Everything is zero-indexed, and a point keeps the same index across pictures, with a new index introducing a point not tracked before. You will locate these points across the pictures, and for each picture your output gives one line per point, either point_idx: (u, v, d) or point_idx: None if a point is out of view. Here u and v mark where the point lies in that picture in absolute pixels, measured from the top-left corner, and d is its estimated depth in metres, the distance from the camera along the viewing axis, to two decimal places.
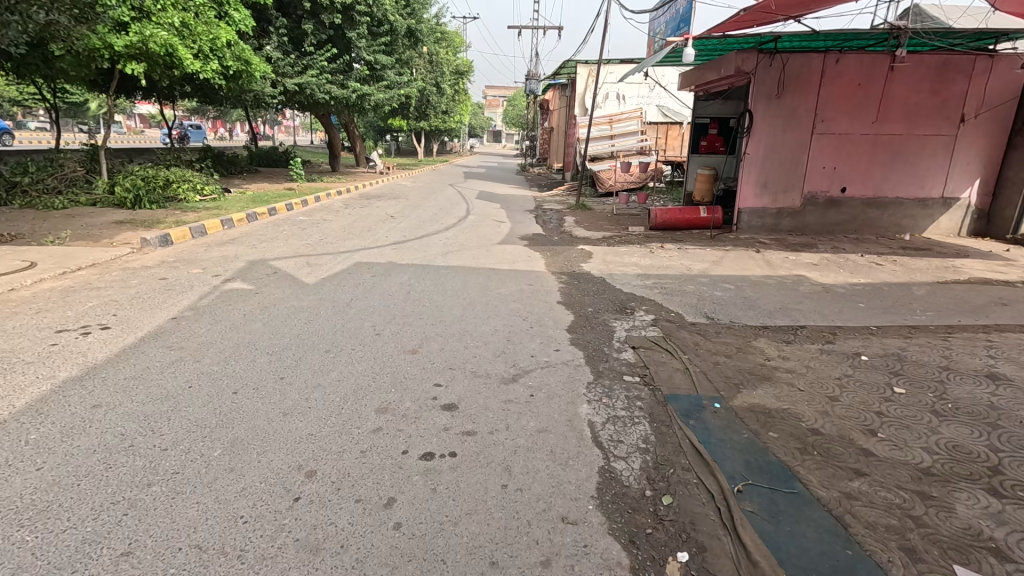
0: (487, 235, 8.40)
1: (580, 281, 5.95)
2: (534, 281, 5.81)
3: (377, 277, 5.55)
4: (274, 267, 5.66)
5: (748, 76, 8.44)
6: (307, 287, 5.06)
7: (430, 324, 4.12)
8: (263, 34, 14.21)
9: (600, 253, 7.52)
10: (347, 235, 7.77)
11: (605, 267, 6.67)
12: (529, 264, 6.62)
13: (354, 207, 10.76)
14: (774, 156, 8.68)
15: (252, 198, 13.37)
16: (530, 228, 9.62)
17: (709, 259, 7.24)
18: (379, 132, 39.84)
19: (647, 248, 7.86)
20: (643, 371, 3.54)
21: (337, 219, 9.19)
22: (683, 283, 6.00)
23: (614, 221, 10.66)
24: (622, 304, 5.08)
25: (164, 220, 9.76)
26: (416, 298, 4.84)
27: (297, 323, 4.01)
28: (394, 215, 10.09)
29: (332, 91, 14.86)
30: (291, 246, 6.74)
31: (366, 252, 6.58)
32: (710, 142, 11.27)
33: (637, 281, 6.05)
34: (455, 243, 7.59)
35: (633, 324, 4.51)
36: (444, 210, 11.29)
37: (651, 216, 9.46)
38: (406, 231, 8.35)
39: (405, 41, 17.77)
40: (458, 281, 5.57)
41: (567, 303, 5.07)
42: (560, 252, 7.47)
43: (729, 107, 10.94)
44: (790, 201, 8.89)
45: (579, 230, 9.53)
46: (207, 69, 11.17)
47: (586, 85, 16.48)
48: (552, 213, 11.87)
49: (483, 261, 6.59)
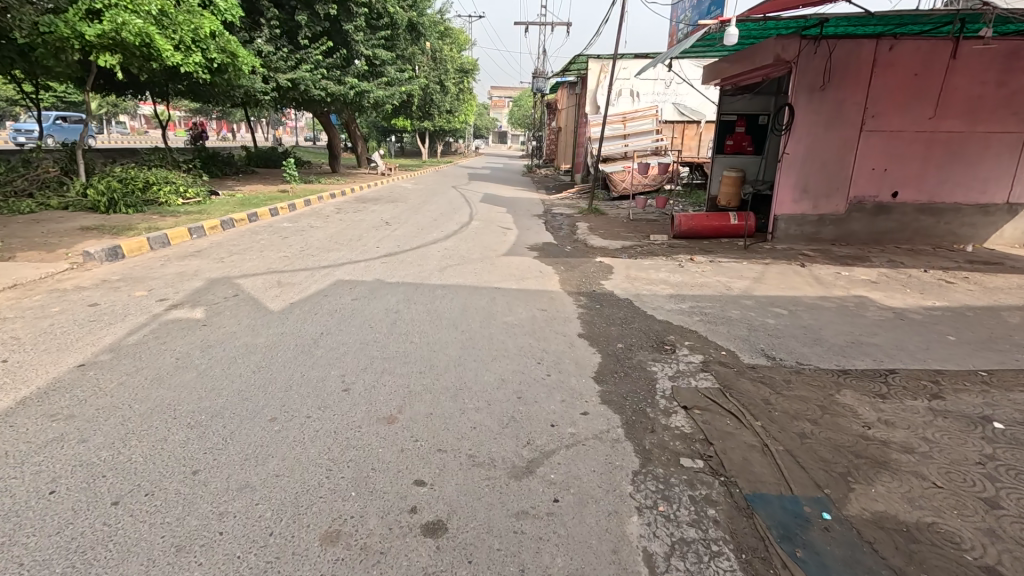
0: (492, 245, 7.46)
1: (603, 304, 4.99)
2: (548, 303, 4.86)
3: (359, 300, 4.61)
4: (238, 287, 4.74)
5: (788, 66, 7.45)
6: (269, 314, 4.13)
7: (416, 372, 3.16)
8: (255, 27, 13.35)
9: (621, 267, 6.55)
10: (333, 245, 6.86)
11: (630, 284, 5.71)
12: (540, 281, 5.67)
13: (347, 212, 9.86)
14: (817, 156, 7.68)
15: (241, 201, 12.52)
16: (539, 236, 8.66)
17: (748, 275, 6.26)
18: (382, 132, 39.00)
19: (675, 261, 6.88)
20: (706, 451, 2.57)
21: (326, 226, 8.29)
22: (726, 308, 5.03)
23: (632, 227, 9.70)
24: (659, 338, 4.11)
25: (137, 227, 8.87)
26: (403, 330, 3.88)
27: (241, 372, 3.06)
28: (390, 221, 9.18)
29: (329, 87, 14.02)
30: (264, 260, 5.83)
31: (351, 268, 5.66)
32: (736, 141, 10.26)
33: (670, 304, 5.08)
34: (455, 255, 6.66)
35: (678, 370, 3.53)
36: (445, 215, 10.35)
37: (674, 223, 8.50)
38: (401, 240, 7.44)
39: (406, 35, 16.88)
40: (456, 304, 4.63)
41: (589, 336, 4.11)
42: (576, 266, 6.50)
43: (760, 103, 9.92)
44: (833, 206, 7.88)
45: (594, 238, 8.56)
46: (189, 62, 10.28)
47: (598, 81, 15.50)
48: (563, 219, 10.90)
49: (486, 277, 5.65)
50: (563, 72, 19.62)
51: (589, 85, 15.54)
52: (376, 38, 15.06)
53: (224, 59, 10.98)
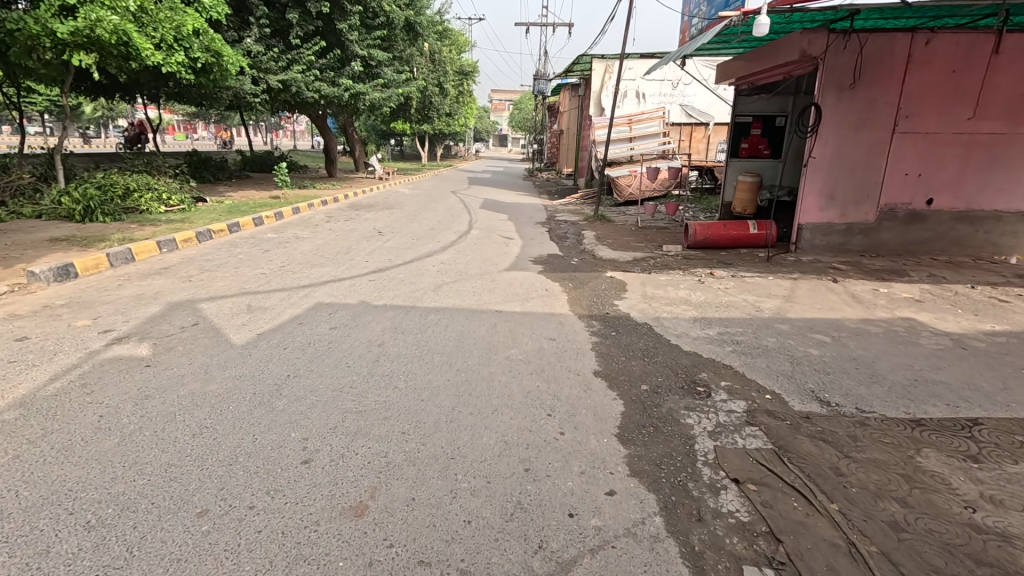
0: (492, 258, 6.85)
1: (619, 330, 4.37)
2: (556, 330, 4.24)
3: (339, 328, 4.00)
4: (200, 313, 4.12)
5: (815, 62, 6.85)
6: (230, 349, 3.50)
7: (396, 435, 2.54)
8: (244, 26, 12.80)
9: (635, 283, 5.93)
10: (317, 259, 6.24)
11: (647, 305, 5.09)
12: (545, 300, 5.05)
13: (338, 221, 9.26)
14: (845, 160, 7.08)
15: (229, 208, 11.94)
16: (543, 246, 8.04)
17: (777, 293, 5.64)
18: (381, 136, 38.48)
19: (694, 276, 6.26)
20: (776, 556, 1.94)
21: (313, 237, 7.69)
22: (760, 335, 4.40)
23: (642, 236, 9.09)
24: (688, 377, 3.48)
25: (111, 237, 8.26)
26: (384, 370, 3.27)
27: (176, 437, 2.44)
28: (383, 231, 8.57)
29: (322, 89, 13.47)
30: (235, 279, 5.21)
31: (334, 288, 5.05)
32: (751, 143, 9.67)
33: (696, 329, 4.46)
34: (452, 270, 6.06)
35: (718, 423, 2.91)
36: (443, 223, 9.73)
37: (689, 232, 7.90)
38: (393, 252, 6.84)
39: (403, 35, 16.34)
40: (451, 332, 4.01)
41: (606, 375, 3.48)
42: (585, 283, 5.89)
43: (777, 103, 9.39)
44: (863, 215, 7.27)
45: (603, 249, 7.95)
46: (171, 62, 9.70)
47: (602, 82, 14.94)
48: (568, 226, 10.30)
49: (485, 297, 5.04)
50: (565, 73, 19.05)
51: (593, 86, 14.98)
52: (371, 38, 14.52)
53: (208, 59, 10.39)
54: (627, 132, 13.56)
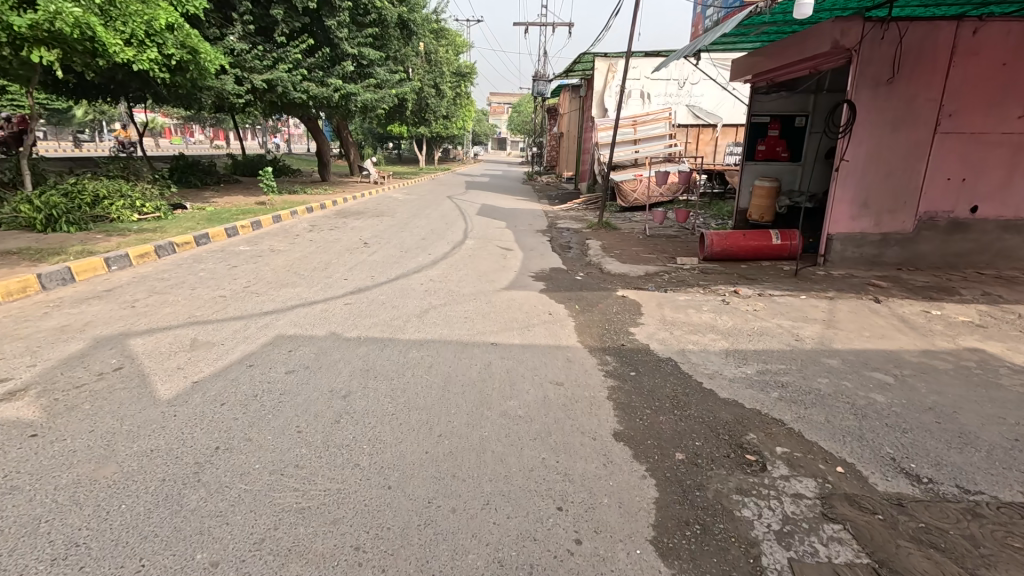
0: (489, 274, 6.13)
1: (640, 370, 3.63)
2: (563, 370, 3.51)
3: (300, 371, 3.26)
4: (128, 353, 3.37)
5: (849, 54, 6.14)
6: (150, 406, 2.75)
7: (346, 557, 1.81)
8: (226, 23, 12.11)
9: (651, 304, 5.19)
10: (289, 277, 5.50)
11: (669, 334, 4.35)
12: (549, 329, 4.32)
13: (322, 230, 8.52)
14: (880, 163, 6.38)
15: (209, 215, 11.22)
16: (544, 259, 7.32)
17: (814, 316, 4.91)
18: (378, 138, 37.81)
19: (716, 295, 5.54)
20: None
21: (290, 249, 6.95)
22: (807, 373, 3.67)
23: (652, 246, 8.37)
24: (733, 441, 2.75)
25: (68, 248, 7.51)
26: (343, 438, 2.53)
27: (26, 567, 1.70)
28: (369, 241, 7.83)
29: (309, 89, 12.78)
30: (187, 304, 4.46)
31: (301, 316, 4.31)
32: (769, 146, 8.98)
33: (730, 367, 3.72)
34: (443, 290, 5.34)
35: (786, 517, 2.17)
36: (436, 232, 9.00)
37: (706, 243, 7.22)
38: (377, 268, 6.09)
39: (396, 33, 15.65)
40: (436, 377, 3.27)
41: (629, 437, 2.74)
42: (594, 305, 5.16)
43: (797, 102, 8.67)
44: (898, 224, 6.56)
45: (611, 261, 7.22)
46: (143, 59, 8.96)
47: (605, 81, 14.20)
48: (571, 235, 9.57)
49: (479, 325, 4.30)
50: (565, 73, 18.40)
51: (595, 85, 14.23)
52: (361, 36, 13.83)
53: (184, 57, 9.66)
54: (632, 134, 12.90)
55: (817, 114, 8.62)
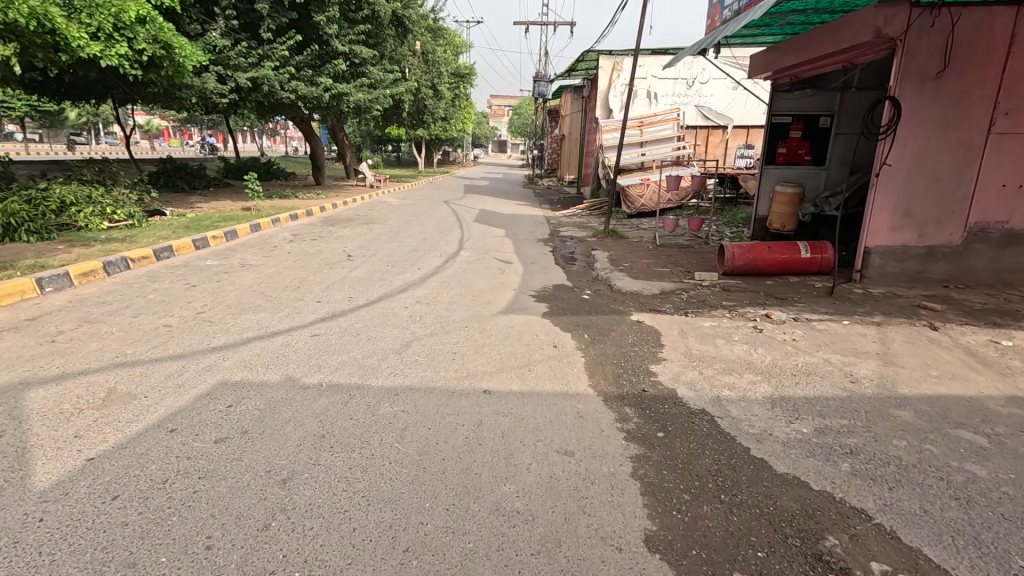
0: (484, 294, 5.39)
1: (668, 430, 2.90)
2: (573, 432, 2.78)
3: (235, 439, 2.53)
4: (16, 413, 2.63)
5: (893, 44, 5.43)
6: (12, 504, 2.01)
7: None
8: (208, 19, 11.43)
9: (673, 332, 4.46)
10: (252, 299, 4.78)
11: (697, 375, 3.62)
12: (554, 369, 3.59)
13: (304, 241, 7.79)
14: (927, 167, 5.65)
15: (187, 223, 10.52)
16: (547, 274, 6.59)
17: (865, 348, 4.18)
18: (376, 141, 37.17)
19: (745, 320, 4.81)
20: None
21: (263, 264, 6.22)
22: (878, 431, 2.93)
23: (664, 258, 7.65)
24: (808, 551, 2.02)
25: (21, 261, 6.78)
26: (267, 561, 1.80)
27: None
28: (353, 254, 7.11)
29: (298, 88, 12.10)
30: (120, 336, 3.73)
31: (255, 352, 3.59)
32: (790, 148, 8.28)
33: (781, 425, 2.98)
34: (430, 315, 4.60)
35: None
36: (429, 242, 8.28)
37: (726, 256, 6.52)
38: (357, 288, 5.36)
39: (391, 30, 14.96)
40: (411, 446, 2.55)
41: (667, 546, 2.00)
42: (606, 333, 4.43)
43: (821, 100, 7.98)
44: (945, 237, 5.83)
45: (621, 277, 6.49)
46: (112, 55, 8.23)
47: (610, 80, 13.47)
48: (575, 246, 8.84)
49: (470, 364, 3.57)
50: (566, 73, 17.75)
51: (600, 84, 13.50)
52: (353, 33, 13.17)
53: (158, 54, 8.95)
54: (638, 135, 12.26)
55: (843, 113, 7.93)
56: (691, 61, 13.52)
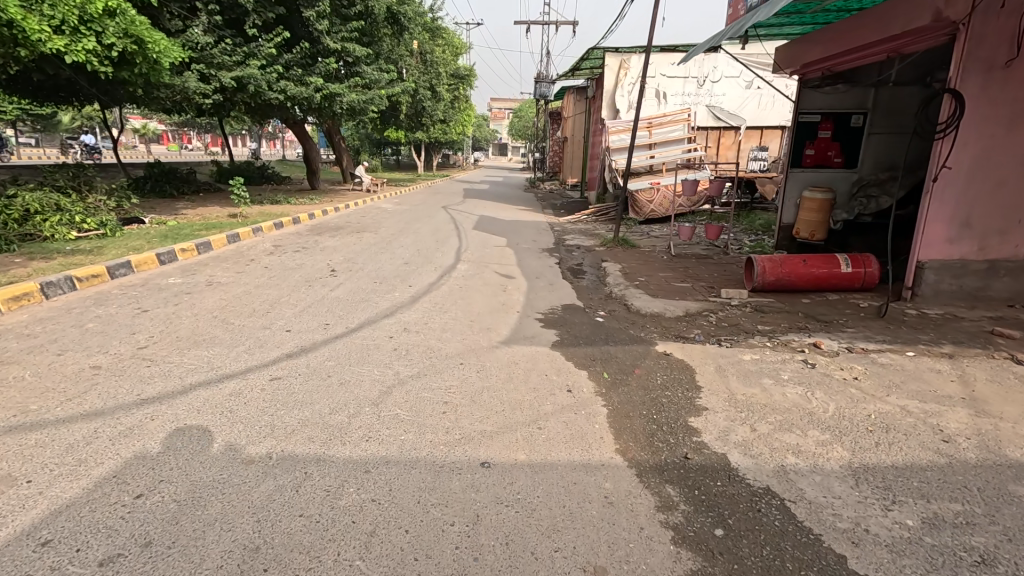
0: (483, 318, 4.66)
1: (729, 525, 2.16)
2: (601, 534, 2.04)
3: (132, 557, 1.80)
4: None
5: (955, 30, 4.72)
6: None
7: None
8: (190, 14, 10.74)
9: (709, 369, 3.73)
10: (209, 328, 4.05)
11: (749, 433, 2.88)
12: (570, 428, 2.86)
13: (285, 253, 7.08)
14: (991, 171, 4.93)
15: (166, 232, 9.80)
16: (554, 291, 5.86)
17: (945, 390, 3.44)
18: (375, 144, 36.60)
19: (791, 352, 4.07)
20: None
21: (234, 282, 5.49)
22: (1007, 524, 2.20)
23: (683, 272, 6.93)
24: None
25: None
26: None
27: None
28: (338, 269, 6.39)
29: (286, 88, 11.43)
30: (30, 384, 3.00)
31: (195, 406, 2.86)
32: (819, 149, 7.58)
33: (876, 516, 2.24)
34: (419, 349, 3.87)
35: None
36: (424, 253, 7.57)
37: (755, 271, 5.81)
38: (336, 312, 4.63)
39: (386, 28, 14.28)
40: (381, 567, 1.81)
41: None
42: (630, 370, 3.70)
43: (854, 97, 7.32)
44: (1009, 250, 5.11)
45: (638, 295, 5.77)
46: (77, 50, 7.48)
47: (617, 79, 12.76)
48: (584, 256, 8.12)
49: (464, 422, 2.84)
50: (569, 73, 17.08)
51: (605, 83, 12.80)
52: (345, 29, 12.51)
53: (129, 50, 8.15)
54: (647, 137, 11.57)
55: (878, 111, 7.27)
56: (702, 58, 12.78)
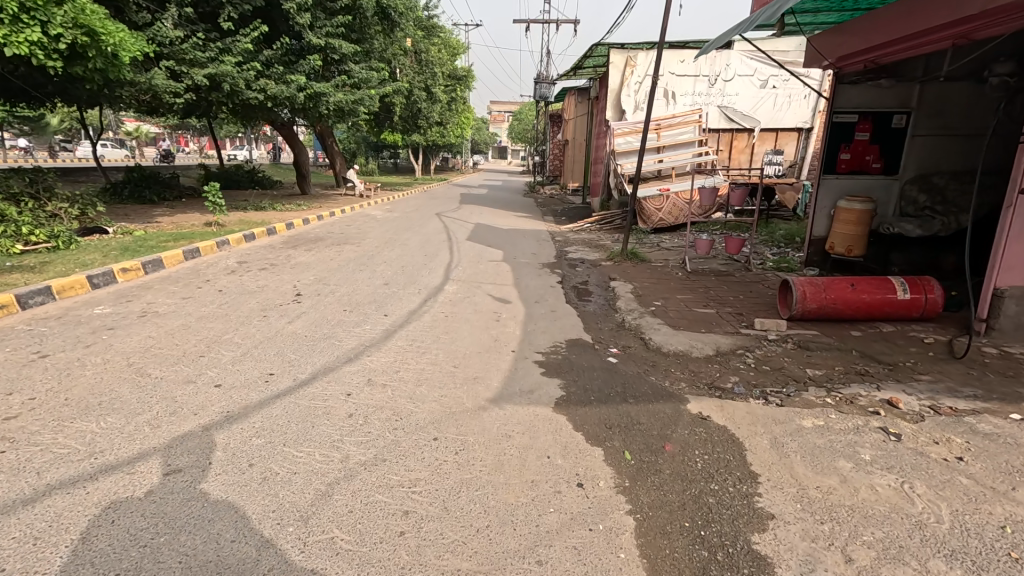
0: (468, 363, 3.76)
1: None
2: None
3: None
4: None
5: None
6: None
7: None
8: (160, 7, 9.88)
9: (764, 444, 2.83)
10: (114, 384, 3.14)
11: (845, 569, 1.98)
12: (584, 563, 1.95)
13: (249, 272, 6.19)
14: None
15: (130, 243, 8.91)
16: (557, 321, 4.97)
17: None
18: (372, 147, 35.87)
19: (862, 414, 3.17)
20: None
21: (174, 313, 4.59)
22: None
23: (705, 294, 6.04)
24: None
25: None
26: None
27: None
28: (305, 292, 5.49)
29: (266, 87, 10.58)
30: None
31: (34, 532, 1.95)
32: (855, 153, 6.72)
33: None
34: (381, 414, 2.97)
35: None
36: (409, 271, 6.68)
37: (795, 297, 4.93)
38: (289, 355, 3.74)
39: (376, 24, 13.41)
40: None
41: None
42: (660, 445, 2.80)
43: (896, 95, 6.49)
44: None
45: (655, 325, 4.88)
46: (17, 42, 6.59)
47: (622, 78, 11.89)
48: (589, 273, 7.24)
49: (428, 557, 1.93)
50: (571, 73, 16.23)
51: (611, 82, 11.95)
52: (330, 24, 11.62)
53: (80, 42, 7.26)
54: (656, 139, 10.71)
55: (922, 111, 6.44)
56: (714, 55, 11.91)
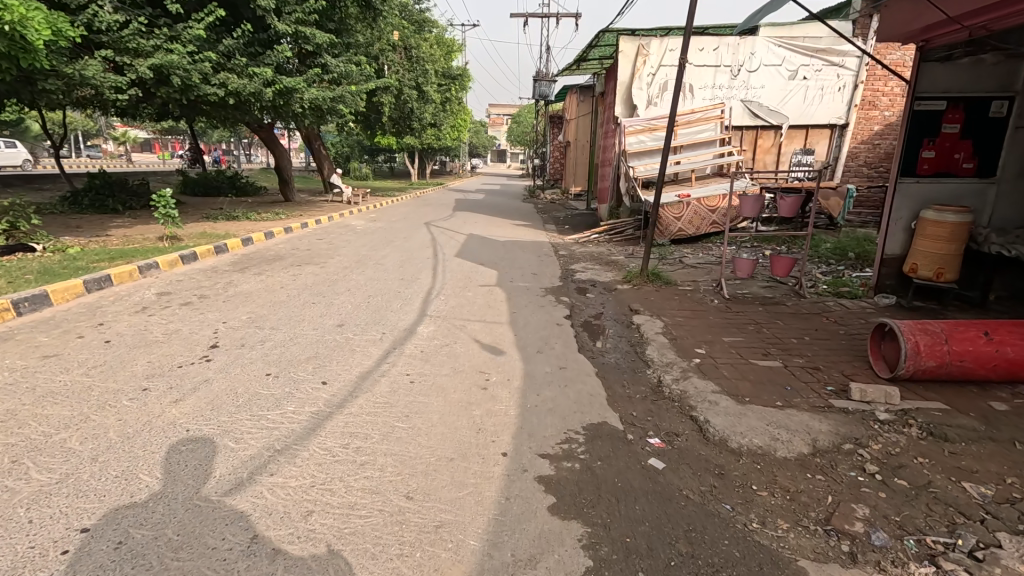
0: (429, 489, 2.32)
1: None
2: None
3: None
4: None
5: None
6: None
7: None
8: None
9: None
10: None
11: None
12: None
13: (166, 310, 4.76)
14: None
15: (54, 264, 7.48)
16: (568, 386, 3.53)
17: None
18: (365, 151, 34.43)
19: None
20: None
21: (8, 386, 3.13)
22: None
23: (758, 335, 4.62)
24: None
25: None
26: None
27: None
28: (227, 341, 4.07)
29: (226, 81, 9.19)
30: None
31: None
32: (940, 150, 5.29)
33: None
34: None
35: None
36: (376, 304, 5.24)
37: (904, 352, 3.46)
38: (141, 480, 2.31)
39: (357, 12, 12.01)
40: None
41: None
42: None
43: (998, 75, 5.07)
44: None
45: (707, 393, 3.43)
46: None
47: (633, 69, 10.50)
48: (604, 302, 5.81)
49: None
50: (574, 69, 14.81)
51: (619, 75, 10.56)
52: (301, 10, 10.21)
53: None
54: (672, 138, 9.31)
55: None
56: (737, 43, 10.50)
